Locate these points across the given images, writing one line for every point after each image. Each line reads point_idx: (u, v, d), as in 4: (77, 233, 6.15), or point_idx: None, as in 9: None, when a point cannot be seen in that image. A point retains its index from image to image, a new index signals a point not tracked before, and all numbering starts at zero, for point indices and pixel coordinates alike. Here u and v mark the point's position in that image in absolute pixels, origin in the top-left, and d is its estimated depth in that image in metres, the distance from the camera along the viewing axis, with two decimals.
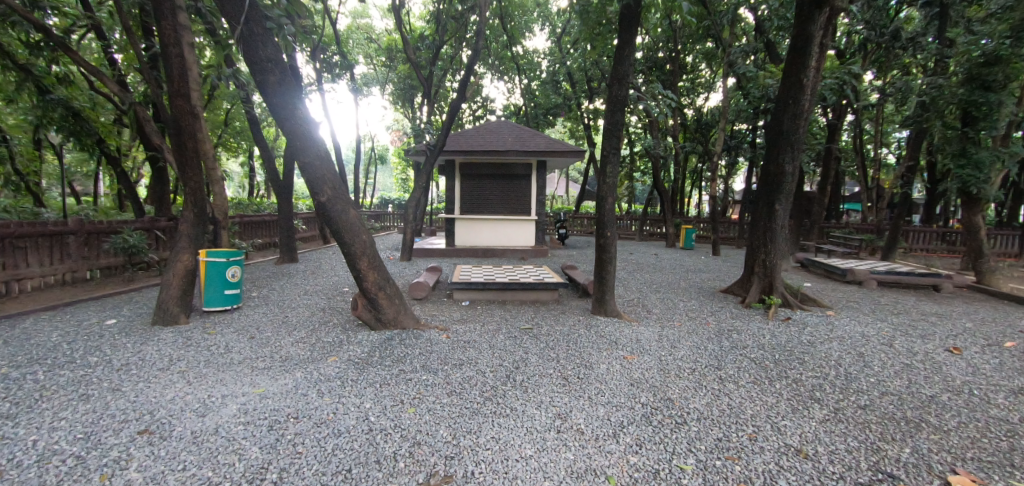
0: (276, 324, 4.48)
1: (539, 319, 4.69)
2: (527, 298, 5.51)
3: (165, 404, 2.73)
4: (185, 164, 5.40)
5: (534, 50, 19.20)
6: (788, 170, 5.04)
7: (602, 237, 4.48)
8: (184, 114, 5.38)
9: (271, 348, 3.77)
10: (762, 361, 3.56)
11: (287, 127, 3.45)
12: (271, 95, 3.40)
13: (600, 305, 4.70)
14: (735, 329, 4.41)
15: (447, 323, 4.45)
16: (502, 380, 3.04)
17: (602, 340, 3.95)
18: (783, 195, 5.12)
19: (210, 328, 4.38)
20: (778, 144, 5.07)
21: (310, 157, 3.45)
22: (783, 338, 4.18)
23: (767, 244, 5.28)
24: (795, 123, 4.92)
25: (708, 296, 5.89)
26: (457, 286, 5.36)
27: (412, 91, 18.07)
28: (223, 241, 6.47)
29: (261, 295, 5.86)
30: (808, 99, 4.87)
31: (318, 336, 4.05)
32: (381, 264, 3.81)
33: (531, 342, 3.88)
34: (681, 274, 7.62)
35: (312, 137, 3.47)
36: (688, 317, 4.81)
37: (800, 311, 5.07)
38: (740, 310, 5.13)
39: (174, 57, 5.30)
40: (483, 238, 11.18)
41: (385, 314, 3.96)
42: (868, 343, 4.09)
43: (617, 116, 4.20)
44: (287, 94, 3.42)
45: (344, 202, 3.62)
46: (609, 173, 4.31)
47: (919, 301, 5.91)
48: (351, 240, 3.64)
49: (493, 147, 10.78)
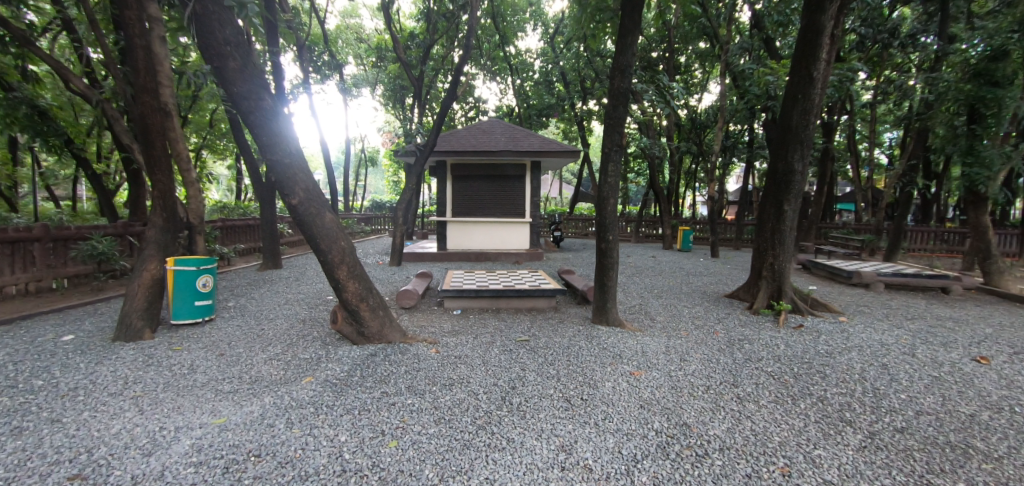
0: (250, 339, 4.12)
1: (536, 330, 4.35)
2: (522, 306, 5.20)
3: (108, 440, 2.36)
4: (155, 167, 4.99)
5: (526, 50, 18.96)
6: (797, 169, 4.78)
7: (603, 241, 4.15)
8: (151, 111, 4.98)
9: (241, 367, 3.40)
10: (781, 375, 3.27)
11: (249, 118, 3.04)
12: (230, 81, 3.01)
13: (602, 313, 4.38)
14: (746, 339, 4.12)
15: (436, 335, 4.10)
16: (497, 404, 2.70)
17: (605, 354, 3.64)
18: (793, 195, 4.86)
19: (176, 344, 3.98)
20: (787, 140, 4.80)
21: (278, 154, 3.06)
22: (799, 347, 3.90)
23: (775, 246, 5.01)
24: (806, 119, 4.66)
25: (712, 301, 5.63)
26: (447, 294, 5.00)
27: (402, 91, 17.72)
28: (198, 247, 6.07)
29: (237, 305, 5.46)
30: (819, 93, 4.62)
31: (295, 352, 3.69)
32: (362, 273, 3.43)
33: (528, 356, 3.55)
34: (682, 278, 7.34)
35: (276, 131, 3.07)
36: (695, 326, 4.51)
37: (812, 317, 4.80)
38: (749, 317, 4.86)
39: (140, 49, 4.92)
40: (477, 241, 10.83)
41: (368, 328, 3.62)
42: (888, 353, 3.83)
43: (620, 110, 3.86)
44: (249, 82, 3.03)
45: (319, 203, 3.23)
46: (611, 173, 3.99)
47: (931, 304, 5.70)
48: (328, 246, 3.22)
49: (485, 147, 10.43)
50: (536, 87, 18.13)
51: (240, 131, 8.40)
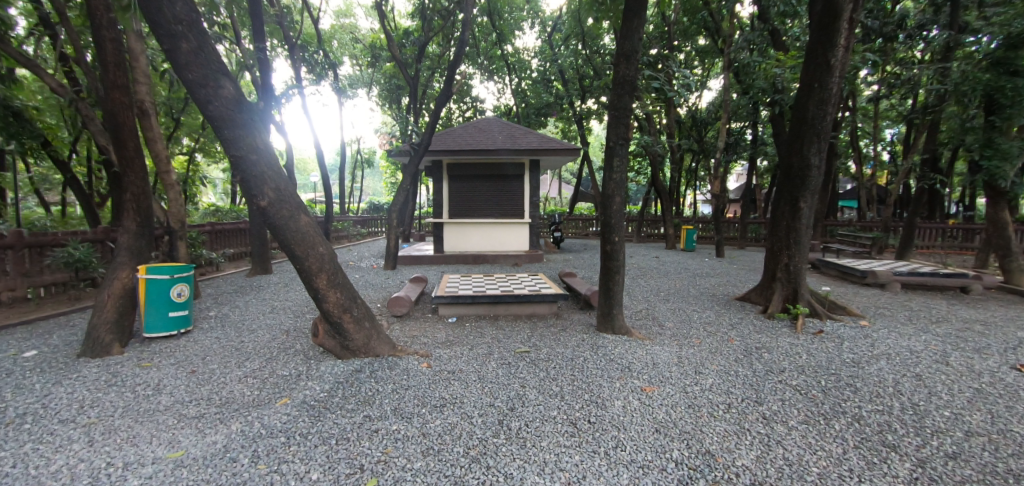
0: (227, 353, 3.78)
1: (537, 339, 4.03)
2: (522, 312, 4.89)
3: (43, 481, 2.01)
4: (126, 167, 4.63)
5: (524, 48, 18.68)
6: (814, 163, 4.47)
7: (609, 243, 3.82)
8: (121, 108, 4.64)
9: (212, 388, 3.06)
10: (808, 390, 2.96)
11: (209, 110, 2.54)
12: (184, 66, 2.48)
13: (607, 320, 4.07)
14: (764, 347, 3.81)
15: (429, 347, 3.78)
16: (494, 430, 2.38)
17: (612, 366, 3.32)
18: (809, 191, 4.55)
19: (145, 361, 3.65)
20: (802, 133, 4.50)
21: (243, 150, 2.58)
22: (823, 357, 3.59)
23: (790, 246, 4.72)
24: (822, 110, 4.36)
25: (723, 304, 5.32)
26: (442, 300, 4.67)
27: (398, 91, 17.42)
28: (179, 253, 5.75)
29: (219, 314, 5.14)
30: (836, 82, 4.33)
31: (274, 368, 3.37)
32: (344, 281, 3.09)
33: (528, 370, 3.23)
34: (688, 279, 7.03)
35: (241, 123, 2.59)
36: (707, 333, 4.20)
37: (830, 321, 4.50)
38: (764, 322, 4.55)
39: (108, 42, 4.58)
40: (474, 243, 10.51)
41: (353, 341, 3.31)
42: (920, 361, 3.52)
43: (626, 100, 3.55)
44: (206, 67, 2.53)
45: (293, 205, 2.78)
46: (616, 168, 3.66)
47: (953, 305, 5.39)
48: (304, 253, 2.83)
49: (481, 146, 10.10)
50: (534, 86, 17.81)
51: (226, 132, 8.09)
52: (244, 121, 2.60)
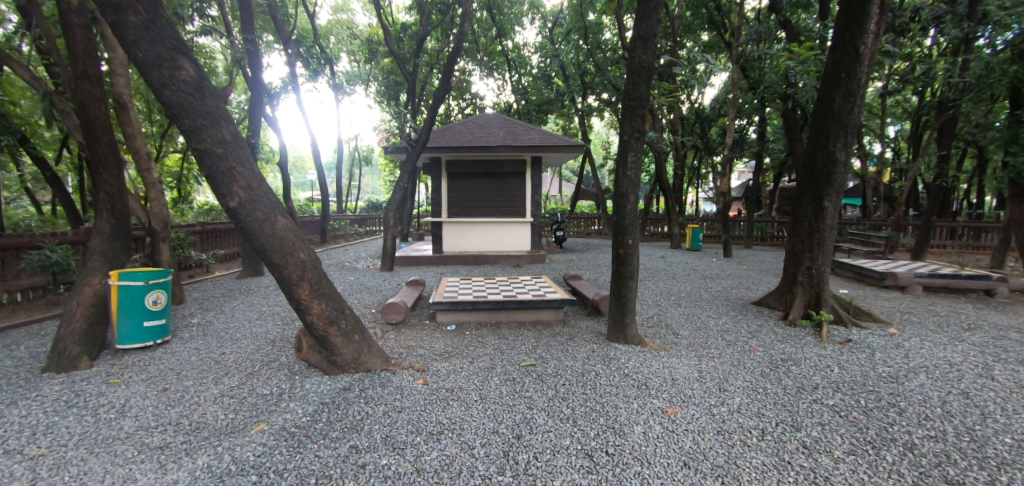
0: (205, 368, 3.46)
1: (543, 349, 3.72)
2: (526, 318, 4.58)
3: None
4: (98, 163, 4.29)
5: (524, 44, 18.37)
6: (840, 159, 4.18)
7: (622, 246, 3.49)
8: (93, 102, 4.30)
9: (183, 410, 2.74)
10: (848, 411, 2.65)
11: (165, 95, 2.16)
12: (133, 43, 2.11)
13: (619, 329, 3.76)
14: (791, 359, 3.50)
15: (426, 359, 3.46)
16: (499, 465, 2.05)
17: (627, 382, 3.01)
18: (835, 189, 4.25)
19: (114, 376, 3.32)
20: (827, 127, 4.21)
21: (207, 142, 2.21)
22: (857, 371, 3.28)
23: (813, 248, 4.41)
24: (849, 101, 4.08)
25: (739, 309, 5.01)
26: (440, 306, 4.36)
27: (396, 87, 17.06)
28: (161, 255, 5.41)
29: (202, 321, 4.81)
30: (865, 71, 4.04)
31: (255, 385, 3.05)
32: (330, 290, 2.76)
33: (535, 388, 2.93)
34: (698, 281, 6.72)
35: (205, 111, 2.22)
36: (727, 343, 3.88)
37: (857, 329, 4.20)
38: (785, 329, 4.26)
39: (78, 29, 4.23)
40: (474, 243, 10.20)
41: (341, 356, 2.99)
42: (963, 375, 3.21)
43: (642, 90, 3.23)
44: (161, 45, 2.14)
45: (268, 205, 2.41)
46: (631, 163, 3.33)
47: (981, 309, 5.10)
48: (282, 261, 2.47)
49: (481, 142, 9.77)
50: (535, 82, 17.45)
51: None
52: (208, 108, 2.23)
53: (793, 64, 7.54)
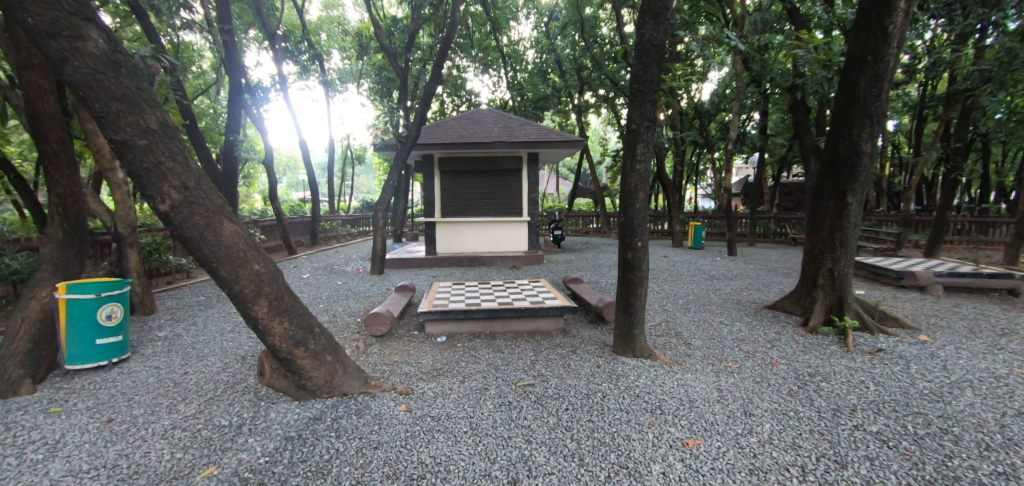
0: (161, 393, 3.06)
1: (542, 364, 3.35)
2: (523, 328, 4.22)
3: None
4: (46, 162, 3.89)
5: (520, 39, 17.98)
6: (866, 149, 3.82)
7: (630, 249, 3.10)
8: (40, 94, 3.85)
9: (124, 449, 2.31)
10: (897, 442, 2.30)
11: (66, 72, 1.76)
12: (20, 4, 1.69)
13: (626, 342, 3.39)
14: (819, 374, 3.14)
15: (410, 379, 3.07)
16: None
17: (641, 407, 2.61)
18: (860, 183, 3.89)
19: (55, 403, 2.91)
20: (851, 115, 3.86)
21: (124, 131, 1.81)
22: (896, 388, 2.91)
23: (834, 248, 4.06)
24: (877, 87, 3.73)
25: (753, 314, 4.65)
26: (429, 316, 3.98)
27: (389, 84, 16.58)
28: (129, 262, 5.00)
29: (170, 335, 4.41)
30: (893, 54, 3.69)
31: (213, 415, 2.65)
32: (293, 306, 2.37)
33: (536, 414, 2.55)
34: (706, 283, 6.37)
35: (120, 93, 1.82)
36: (744, 354, 3.52)
37: (884, 336, 3.86)
38: (806, 337, 3.91)
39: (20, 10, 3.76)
40: (469, 243, 9.82)
41: (310, 381, 2.61)
42: (1018, 392, 2.84)
43: (652, 72, 2.83)
44: (56, 7, 1.73)
45: (211, 208, 2.02)
46: (640, 155, 2.92)
47: (1010, 312, 4.77)
48: (232, 275, 2.08)
49: (475, 139, 9.36)
50: (530, 78, 17.04)
51: (197, 132, 7.77)
52: (124, 88, 1.84)
53: (801, 53, 7.20)
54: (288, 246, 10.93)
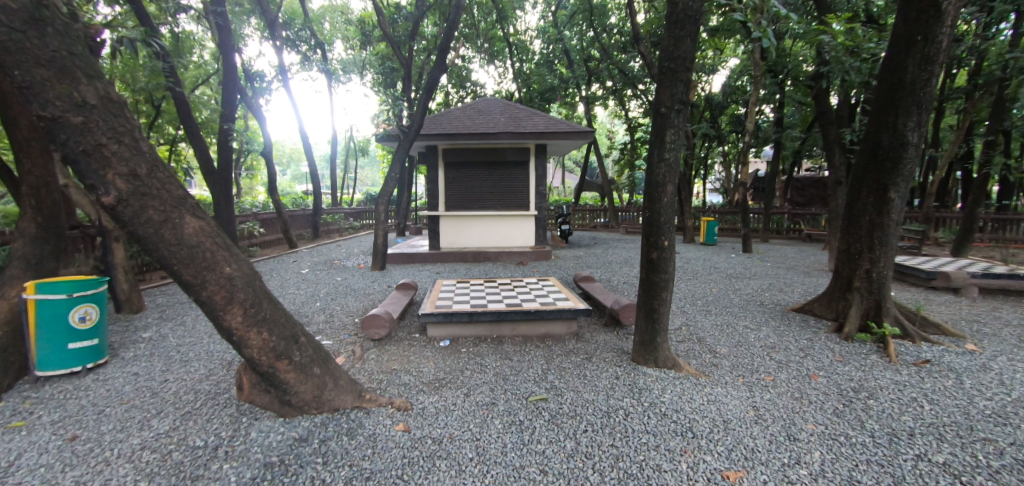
0: (135, 405, 2.78)
1: (555, 374, 3.05)
2: (532, 332, 3.91)
3: None
4: (19, 150, 3.62)
5: (527, 29, 17.50)
6: (913, 140, 3.44)
7: (655, 249, 2.77)
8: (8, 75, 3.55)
9: (78, 476, 2.02)
10: (971, 477, 1.93)
11: None
12: None
13: (648, 351, 3.08)
14: (864, 389, 2.81)
15: (410, 391, 2.78)
16: None
17: (670, 430, 2.29)
18: (905, 176, 3.52)
19: (17, 416, 2.64)
20: (895, 102, 3.49)
21: (53, 106, 1.50)
22: (958, 408, 2.56)
23: (872, 248, 3.70)
24: (926, 71, 3.35)
25: (780, 318, 4.33)
26: (431, 319, 3.69)
27: (393, 74, 16.15)
28: (115, 257, 4.73)
29: (156, 336, 4.15)
30: (948, 33, 3.30)
31: (188, 434, 2.37)
32: (273, 315, 2.07)
33: (550, 437, 2.23)
34: (724, 282, 6.03)
35: (45, 57, 1.50)
36: (777, 365, 3.20)
37: (927, 345, 3.52)
38: (842, 345, 3.58)
39: None
40: (474, 237, 9.51)
41: (297, 398, 2.32)
42: None
43: (686, 47, 2.50)
44: None
45: (169, 201, 1.72)
46: (669, 143, 2.60)
47: None
48: (198, 279, 1.79)
49: (480, 129, 9.01)
50: (537, 69, 16.58)
51: (191, 122, 7.48)
52: (52, 52, 1.53)
53: (827, 39, 6.78)
54: (288, 240, 10.66)
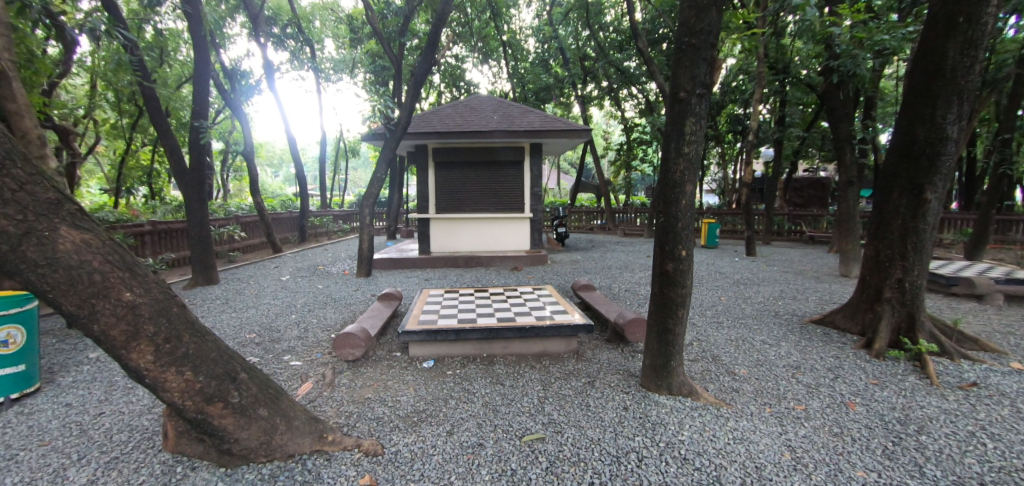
0: (55, 448, 2.32)
1: (553, 404, 2.64)
2: (528, 350, 3.50)
3: None
4: None
5: (521, 27, 17.12)
6: (951, 133, 3.09)
7: (671, 260, 2.37)
8: None
9: None
10: None
11: None
12: None
13: (660, 376, 2.67)
14: (913, 421, 2.42)
15: (384, 429, 2.35)
16: None
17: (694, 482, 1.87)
18: (941, 173, 3.17)
19: None
20: (931, 91, 3.14)
21: None
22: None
23: (905, 254, 3.33)
24: (966, 56, 3.00)
25: (801, 332, 3.94)
26: (412, 337, 3.27)
27: (383, 73, 15.73)
28: None
29: (106, 357, 3.67)
30: (993, 13, 2.95)
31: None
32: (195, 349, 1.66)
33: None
34: (733, 290, 5.64)
35: None
36: (809, 390, 2.80)
37: (969, 364, 3.15)
38: (876, 364, 3.18)
39: None
40: (466, 241, 9.09)
41: (238, 447, 1.89)
42: None
43: (712, 18, 2.12)
44: None
45: (33, 207, 1.32)
46: (689, 135, 2.21)
47: None
48: (85, 309, 1.40)
49: (472, 127, 8.59)
50: (531, 68, 16.20)
51: (163, 120, 7.00)
52: None
53: (838, 32, 6.45)
54: (272, 244, 10.16)
